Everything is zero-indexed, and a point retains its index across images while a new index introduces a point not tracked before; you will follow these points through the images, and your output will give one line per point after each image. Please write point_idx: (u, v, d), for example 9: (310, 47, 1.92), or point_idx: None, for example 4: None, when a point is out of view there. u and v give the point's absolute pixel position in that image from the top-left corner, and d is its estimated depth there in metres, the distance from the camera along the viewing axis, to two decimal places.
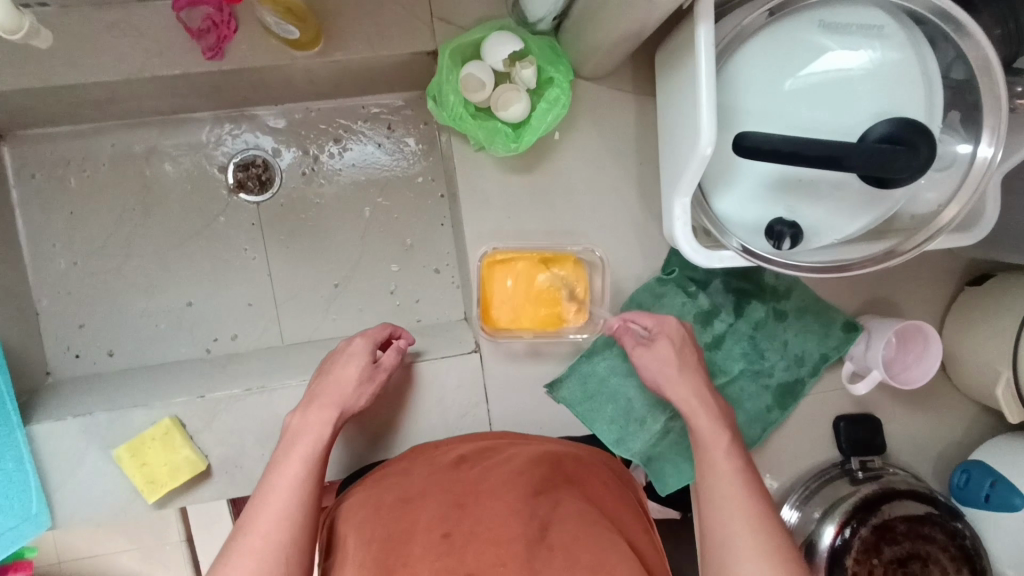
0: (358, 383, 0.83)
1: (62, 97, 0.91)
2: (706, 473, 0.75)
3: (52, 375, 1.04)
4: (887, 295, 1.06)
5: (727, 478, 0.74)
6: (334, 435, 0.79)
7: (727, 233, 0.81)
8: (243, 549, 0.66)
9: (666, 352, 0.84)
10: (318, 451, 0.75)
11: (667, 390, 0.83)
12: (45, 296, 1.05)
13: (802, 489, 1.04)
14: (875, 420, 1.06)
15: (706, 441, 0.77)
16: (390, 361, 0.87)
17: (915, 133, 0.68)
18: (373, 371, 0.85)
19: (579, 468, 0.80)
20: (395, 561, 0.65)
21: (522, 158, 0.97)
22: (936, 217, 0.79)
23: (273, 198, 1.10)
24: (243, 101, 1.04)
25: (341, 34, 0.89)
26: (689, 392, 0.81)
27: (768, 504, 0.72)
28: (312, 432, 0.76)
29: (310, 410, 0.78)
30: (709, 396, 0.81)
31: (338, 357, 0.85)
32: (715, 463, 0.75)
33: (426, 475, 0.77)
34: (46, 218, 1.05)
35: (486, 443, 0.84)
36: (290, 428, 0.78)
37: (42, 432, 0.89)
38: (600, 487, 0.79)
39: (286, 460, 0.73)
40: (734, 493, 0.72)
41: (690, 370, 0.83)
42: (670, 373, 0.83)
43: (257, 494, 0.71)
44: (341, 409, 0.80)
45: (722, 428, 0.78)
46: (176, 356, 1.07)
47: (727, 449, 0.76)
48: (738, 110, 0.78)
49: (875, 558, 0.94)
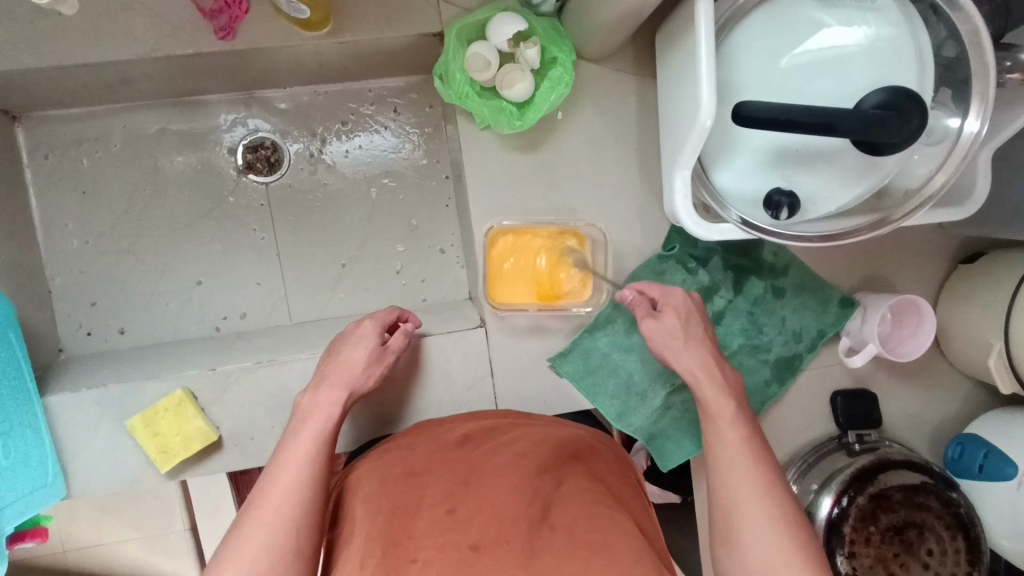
0: (366, 364, 0.85)
1: (77, 76, 0.93)
2: (711, 439, 0.79)
3: (65, 352, 1.06)
4: (882, 272, 1.08)
5: (734, 446, 0.77)
6: (343, 415, 0.81)
7: (726, 206, 0.83)
8: (253, 524, 0.68)
9: (673, 324, 0.84)
10: (327, 431, 0.77)
11: (673, 359, 0.84)
12: (58, 275, 1.07)
13: (801, 463, 1.06)
14: (871, 394, 1.08)
15: (713, 412, 0.79)
16: (397, 344, 0.89)
17: (906, 100, 0.69)
18: (381, 352, 0.87)
19: (584, 450, 0.82)
20: (402, 533, 0.67)
21: (526, 137, 0.99)
22: (926, 189, 0.81)
23: (281, 179, 1.12)
24: (253, 83, 1.06)
25: (350, 15, 0.92)
26: (695, 360, 0.82)
27: (775, 472, 0.75)
28: (321, 414, 0.78)
29: (320, 391, 0.81)
30: (714, 365, 0.82)
31: (347, 338, 0.87)
32: (721, 433, 0.78)
33: (429, 452, 0.79)
34: (59, 198, 1.07)
35: (490, 423, 0.85)
36: (301, 407, 0.80)
37: (58, 403, 0.91)
38: (603, 468, 0.81)
39: (297, 439, 0.76)
40: (739, 466, 0.75)
41: (695, 340, 0.84)
42: (673, 344, 0.84)
43: (267, 471, 0.73)
44: (350, 390, 0.82)
45: (725, 397, 0.80)
46: (186, 334, 1.09)
47: (733, 418, 0.79)
48: (736, 85, 0.80)
49: (872, 526, 0.96)
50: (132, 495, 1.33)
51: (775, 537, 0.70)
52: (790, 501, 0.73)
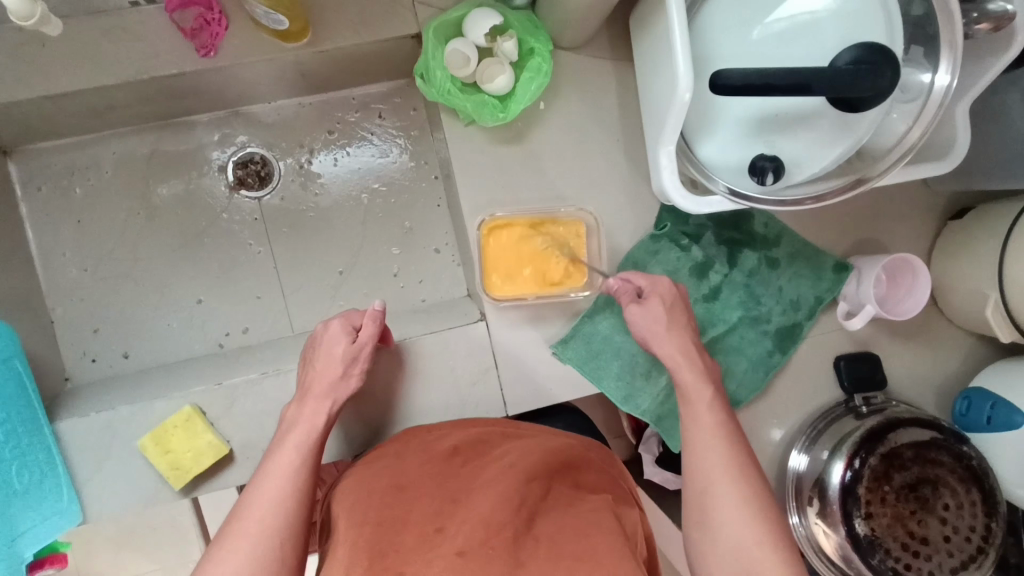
0: (342, 365, 0.84)
1: (66, 105, 0.94)
2: (690, 424, 0.80)
3: (70, 380, 1.06)
4: (873, 234, 1.10)
5: (710, 430, 0.79)
6: (330, 423, 0.81)
7: (712, 178, 0.84)
8: (235, 539, 0.69)
9: (658, 310, 0.85)
10: (313, 440, 0.78)
11: (655, 343, 0.85)
12: (58, 304, 1.08)
13: (810, 431, 1.06)
14: (873, 357, 1.09)
15: (693, 398, 0.81)
16: (368, 332, 0.85)
17: (877, 56, 0.71)
18: (356, 351, 0.85)
19: (571, 460, 0.81)
20: (388, 547, 0.67)
21: (510, 129, 1.01)
22: (902, 143, 0.83)
23: (272, 193, 1.13)
24: (237, 99, 1.08)
25: (328, 23, 0.93)
26: (676, 347, 0.84)
27: (750, 458, 0.77)
28: (304, 423, 0.79)
29: (305, 401, 0.81)
30: (694, 351, 0.84)
31: (319, 340, 0.85)
32: (699, 416, 0.80)
33: (419, 464, 0.78)
34: (54, 228, 1.08)
35: (479, 432, 0.84)
36: (286, 419, 0.81)
37: (67, 428, 0.91)
38: (591, 476, 0.81)
39: (280, 450, 0.77)
40: (714, 447, 0.77)
41: (677, 326, 0.86)
42: (659, 330, 0.85)
43: (252, 486, 0.74)
44: (335, 397, 0.83)
45: (705, 382, 0.82)
46: (189, 353, 1.10)
47: (711, 404, 0.80)
48: (712, 59, 0.81)
49: (887, 485, 0.96)
50: (148, 522, 1.33)
51: (748, 520, 0.72)
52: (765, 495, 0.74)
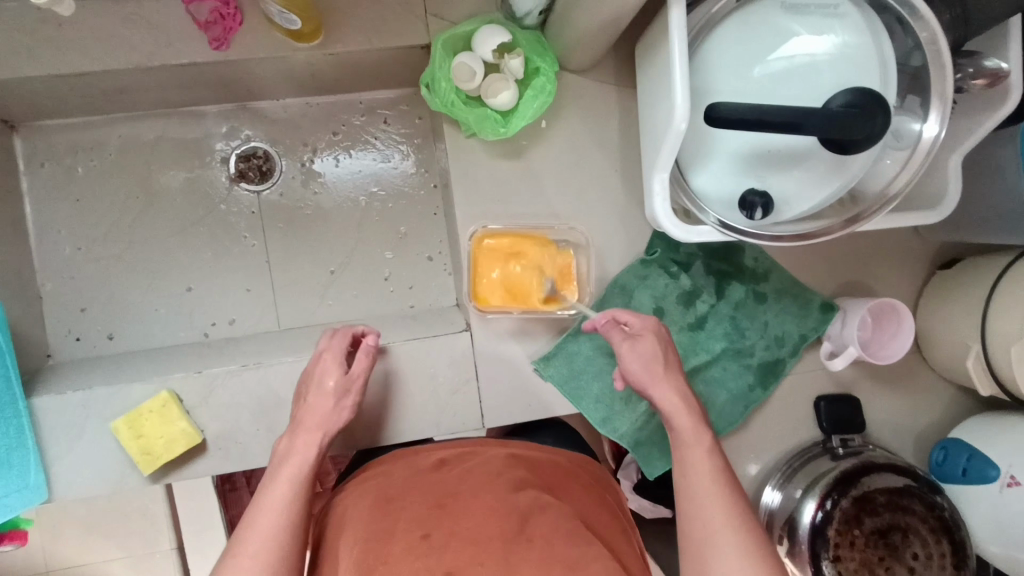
0: (333, 397, 0.83)
1: (77, 85, 0.96)
2: (687, 471, 0.77)
3: (53, 357, 1.06)
4: (861, 278, 1.10)
5: (707, 476, 0.76)
6: (321, 458, 0.80)
7: (704, 209, 0.85)
8: (234, 560, 0.69)
9: (650, 350, 0.84)
10: (305, 472, 0.76)
11: (651, 388, 0.82)
12: (49, 280, 1.08)
13: (785, 469, 1.06)
14: (854, 400, 1.09)
15: (689, 441, 0.79)
16: (362, 364, 0.86)
17: (870, 101, 0.72)
18: (348, 381, 0.85)
19: (556, 475, 0.83)
20: (377, 561, 0.67)
21: (510, 145, 1.02)
22: (891, 188, 0.84)
23: (272, 188, 1.14)
24: (246, 94, 1.09)
25: (341, 27, 0.95)
26: (674, 390, 0.82)
27: (748, 505, 0.75)
28: (298, 457, 0.77)
29: (297, 434, 0.80)
30: (692, 396, 0.82)
31: (312, 375, 0.86)
32: (695, 461, 0.77)
33: (406, 477, 0.79)
34: (53, 205, 1.09)
35: (466, 447, 0.85)
36: (276, 454, 0.79)
37: (42, 405, 0.91)
38: (577, 489, 0.82)
39: (274, 483, 0.75)
40: (712, 495, 0.74)
41: (673, 369, 0.84)
42: (655, 371, 0.83)
43: (251, 509, 0.74)
44: (326, 429, 0.81)
45: (702, 427, 0.80)
46: (174, 340, 1.10)
47: (708, 448, 0.78)
48: (711, 91, 0.82)
49: (857, 529, 0.95)
50: (119, 507, 1.32)
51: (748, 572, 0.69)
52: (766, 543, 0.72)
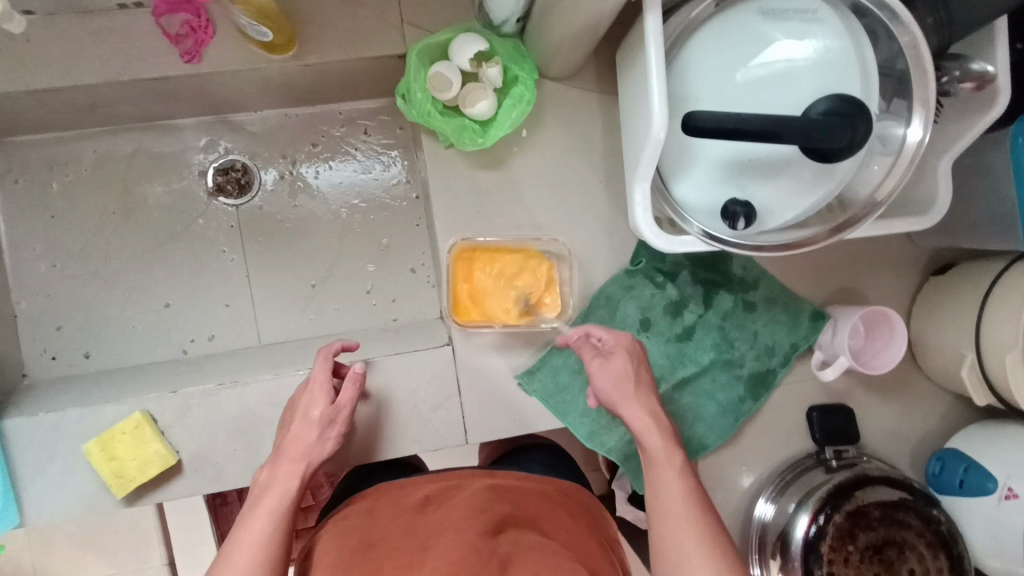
0: (316, 428, 0.80)
1: (47, 101, 0.94)
2: (658, 491, 0.77)
3: (28, 377, 1.05)
4: (853, 285, 1.08)
5: (677, 497, 0.76)
6: (302, 490, 0.78)
7: (687, 219, 0.83)
8: None
9: (621, 367, 0.81)
10: (284, 505, 0.75)
11: (621, 406, 0.80)
12: (24, 298, 1.06)
13: (778, 481, 1.03)
14: (848, 410, 1.06)
15: (661, 462, 0.78)
16: (348, 394, 0.82)
17: (852, 108, 0.70)
18: (334, 412, 0.81)
19: (541, 506, 0.81)
20: None
21: (491, 154, 1.00)
22: (877, 194, 0.81)
23: (251, 202, 1.12)
24: (223, 106, 1.08)
25: (315, 38, 0.93)
26: (644, 409, 0.80)
27: (719, 525, 0.75)
28: (279, 488, 0.76)
29: (278, 466, 0.77)
30: (662, 415, 0.81)
31: (298, 404, 0.82)
32: (667, 482, 0.77)
33: (390, 519, 0.78)
34: (28, 221, 1.07)
35: (451, 481, 0.84)
36: (257, 484, 0.78)
37: (13, 427, 0.89)
38: (565, 520, 0.79)
39: (253, 516, 0.74)
40: (684, 516, 0.75)
41: (643, 386, 0.82)
42: (625, 389, 0.81)
43: (225, 547, 0.73)
44: (309, 460, 0.79)
45: (673, 446, 0.79)
46: (152, 357, 1.08)
47: (680, 468, 0.78)
48: (690, 98, 0.80)
49: (851, 545, 0.92)
50: (104, 525, 1.30)
51: None
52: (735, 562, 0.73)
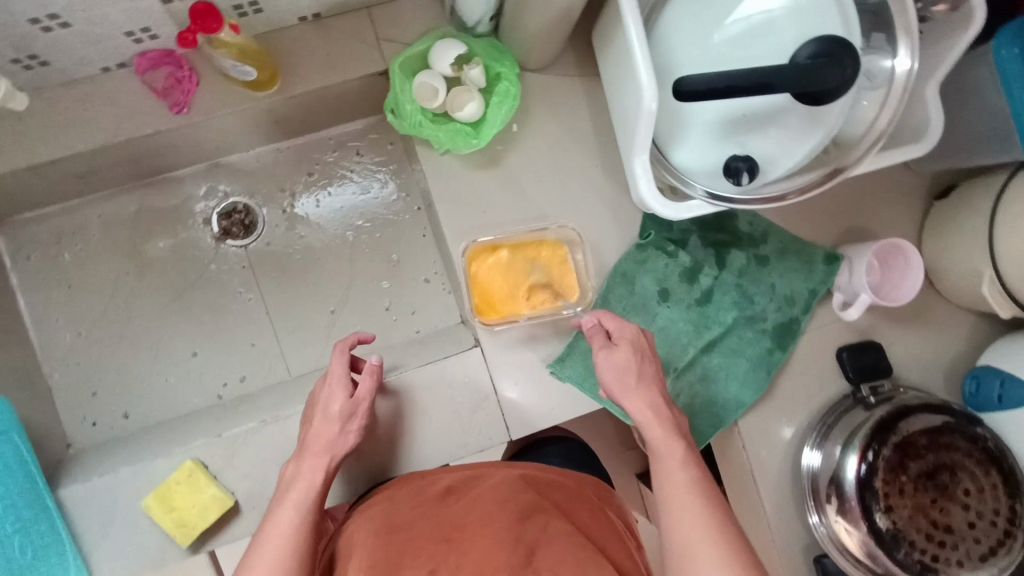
0: (339, 423, 0.84)
1: (48, 175, 0.96)
2: (662, 481, 0.78)
3: (72, 446, 1.06)
4: (860, 223, 1.09)
5: (680, 485, 0.77)
6: (329, 480, 0.82)
7: (689, 183, 0.84)
8: None
9: (624, 359, 0.84)
10: (311, 498, 0.78)
11: (622, 396, 0.83)
12: (56, 371, 1.08)
13: (820, 427, 1.04)
14: (876, 345, 1.06)
15: (664, 453, 0.80)
16: (366, 388, 0.86)
17: (836, 47, 0.71)
18: (354, 406, 0.85)
19: (564, 497, 0.83)
20: None
21: (486, 154, 1.02)
22: (874, 129, 0.82)
23: (258, 240, 1.14)
24: (216, 151, 1.09)
25: (297, 70, 0.94)
26: (643, 402, 0.83)
27: (727, 513, 0.75)
28: (304, 482, 0.79)
29: (303, 458, 0.82)
30: (663, 407, 0.83)
31: (318, 399, 0.86)
32: (670, 470, 0.78)
33: (413, 507, 0.78)
34: (46, 295, 1.09)
35: (473, 471, 0.85)
36: (284, 479, 0.81)
37: (70, 495, 0.91)
38: (586, 514, 0.80)
39: (280, 508, 0.77)
40: (688, 504, 0.75)
41: (645, 379, 0.84)
42: (627, 380, 0.84)
43: (253, 543, 0.75)
44: (332, 454, 0.83)
45: (675, 438, 0.81)
46: (188, 407, 1.09)
47: (682, 458, 0.79)
48: (675, 66, 0.82)
49: (903, 476, 0.93)
50: None
51: None
52: (743, 547, 0.72)
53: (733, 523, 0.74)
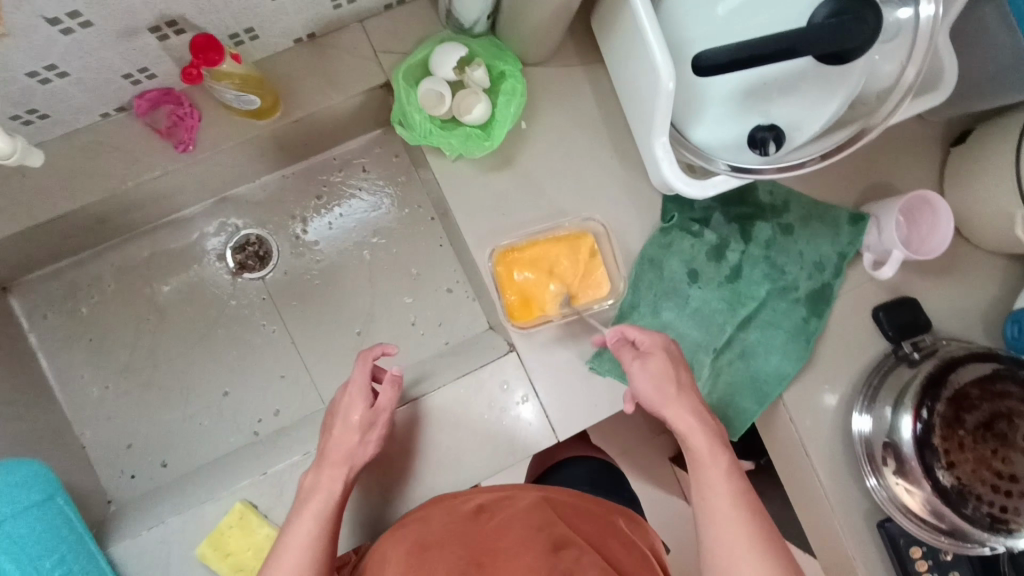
0: (359, 433, 0.84)
1: (56, 230, 0.93)
2: (706, 493, 0.76)
3: (114, 502, 1.04)
4: (881, 179, 1.07)
5: (724, 496, 0.75)
6: (347, 490, 0.82)
7: (711, 159, 0.83)
8: None
9: (661, 367, 0.82)
10: (330, 508, 0.79)
11: (661, 405, 0.81)
12: (87, 427, 1.06)
13: (866, 389, 1.02)
14: (913, 301, 1.04)
15: (706, 464, 0.78)
16: (388, 397, 0.86)
17: (857, 3, 0.69)
18: (373, 415, 0.85)
19: (596, 528, 0.78)
20: None
21: (497, 156, 1.00)
22: (898, 83, 0.80)
23: (275, 270, 1.12)
24: (223, 185, 1.07)
25: (298, 92, 0.92)
26: (685, 410, 0.80)
27: (770, 526, 0.74)
28: (323, 491, 0.79)
29: (321, 469, 0.81)
30: (705, 414, 0.81)
31: (337, 409, 0.86)
32: (712, 481, 0.77)
33: (445, 523, 0.77)
34: (68, 352, 1.06)
35: (504, 492, 0.83)
36: (303, 487, 0.81)
37: (122, 553, 0.89)
38: (617, 547, 0.75)
39: (299, 520, 0.77)
40: (733, 517, 0.74)
41: (683, 387, 0.82)
42: (667, 390, 0.81)
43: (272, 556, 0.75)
44: (351, 463, 0.83)
45: (718, 447, 0.79)
46: (226, 447, 1.07)
47: (726, 468, 0.77)
48: (687, 41, 0.81)
49: (961, 430, 0.91)
50: None
51: None
52: (787, 566, 0.71)
53: (777, 542, 0.73)
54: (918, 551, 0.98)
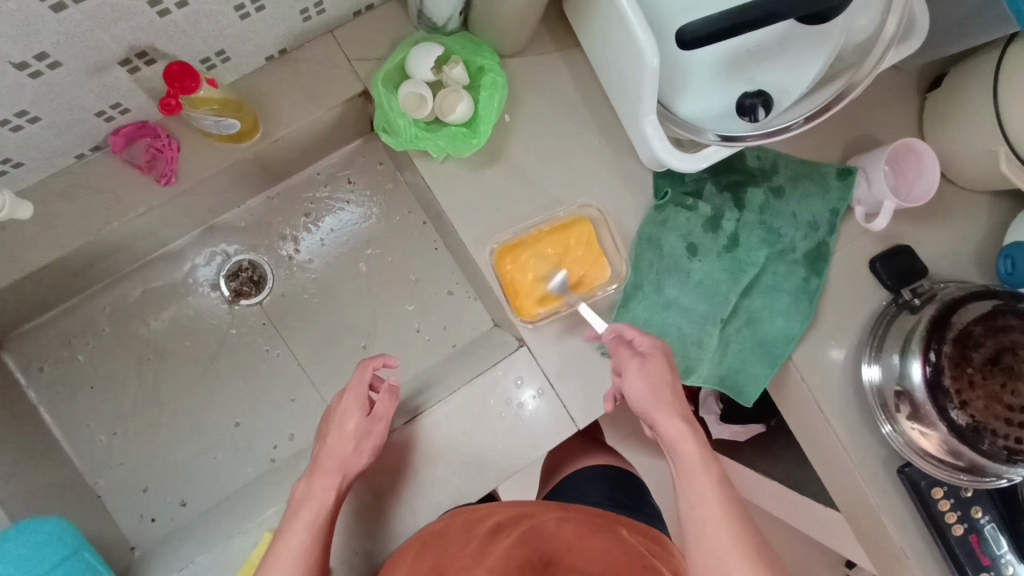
0: (356, 442, 0.83)
1: (42, 279, 0.90)
2: (695, 501, 0.73)
3: (137, 548, 1.02)
4: (863, 132, 1.09)
5: (714, 506, 0.72)
6: (340, 499, 0.80)
7: (700, 131, 0.83)
8: None
9: (653, 369, 0.80)
10: (322, 518, 0.77)
11: (652, 409, 0.79)
12: (100, 476, 1.03)
13: (871, 340, 1.02)
14: (907, 248, 1.04)
15: (697, 471, 0.74)
16: (385, 406, 0.85)
17: None
18: (369, 423, 0.84)
19: (621, 548, 0.70)
20: None
21: (484, 152, 0.99)
22: (878, 35, 0.80)
23: (271, 293, 1.10)
24: (208, 214, 1.05)
25: (275, 111, 0.90)
26: (675, 414, 0.78)
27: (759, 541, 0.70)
28: (316, 499, 0.78)
29: (313, 477, 0.80)
30: (695, 419, 0.79)
31: (333, 415, 0.84)
32: (703, 490, 0.73)
33: (463, 544, 0.74)
34: (70, 402, 1.04)
35: (526, 510, 0.78)
36: (295, 496, 0.79)
37: None
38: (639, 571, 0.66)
39: (290, 530, 0.75)
40: (722, 529, 0.70)
41: (673, 390, 0.80)
42: (659, 392, 0.79)
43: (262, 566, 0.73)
44: (345, 472, 0.81)
45: (708, 454, 0.76)
46: (244, 478, 1.06)
47: (717, 477, 0.74)
48: (665, 16, 0.80)
49: (969, 368, 0.91)
50: None
51: None
52: None
53: (764, 550, 0.70)
54: (940, 491, 0.97)
